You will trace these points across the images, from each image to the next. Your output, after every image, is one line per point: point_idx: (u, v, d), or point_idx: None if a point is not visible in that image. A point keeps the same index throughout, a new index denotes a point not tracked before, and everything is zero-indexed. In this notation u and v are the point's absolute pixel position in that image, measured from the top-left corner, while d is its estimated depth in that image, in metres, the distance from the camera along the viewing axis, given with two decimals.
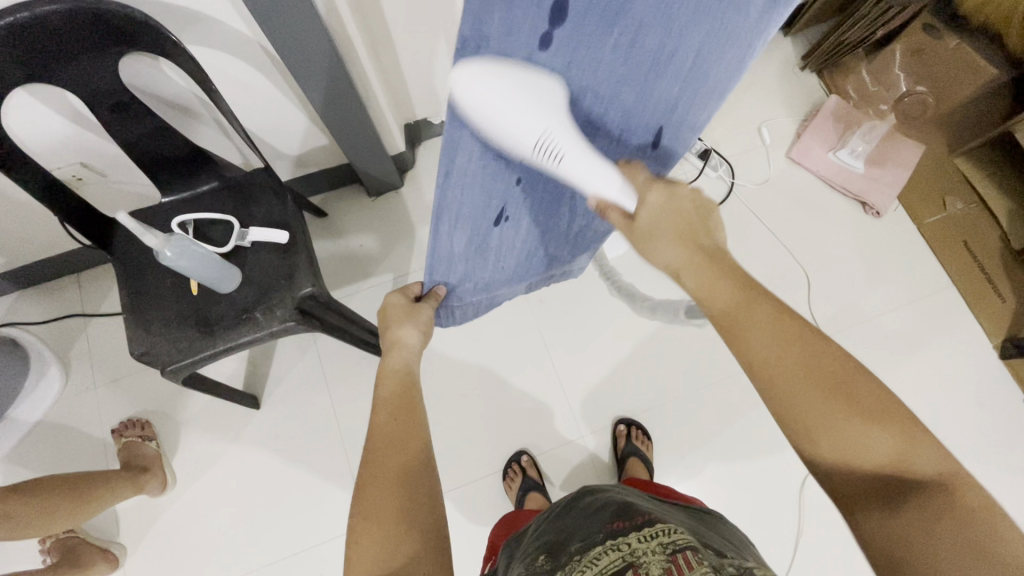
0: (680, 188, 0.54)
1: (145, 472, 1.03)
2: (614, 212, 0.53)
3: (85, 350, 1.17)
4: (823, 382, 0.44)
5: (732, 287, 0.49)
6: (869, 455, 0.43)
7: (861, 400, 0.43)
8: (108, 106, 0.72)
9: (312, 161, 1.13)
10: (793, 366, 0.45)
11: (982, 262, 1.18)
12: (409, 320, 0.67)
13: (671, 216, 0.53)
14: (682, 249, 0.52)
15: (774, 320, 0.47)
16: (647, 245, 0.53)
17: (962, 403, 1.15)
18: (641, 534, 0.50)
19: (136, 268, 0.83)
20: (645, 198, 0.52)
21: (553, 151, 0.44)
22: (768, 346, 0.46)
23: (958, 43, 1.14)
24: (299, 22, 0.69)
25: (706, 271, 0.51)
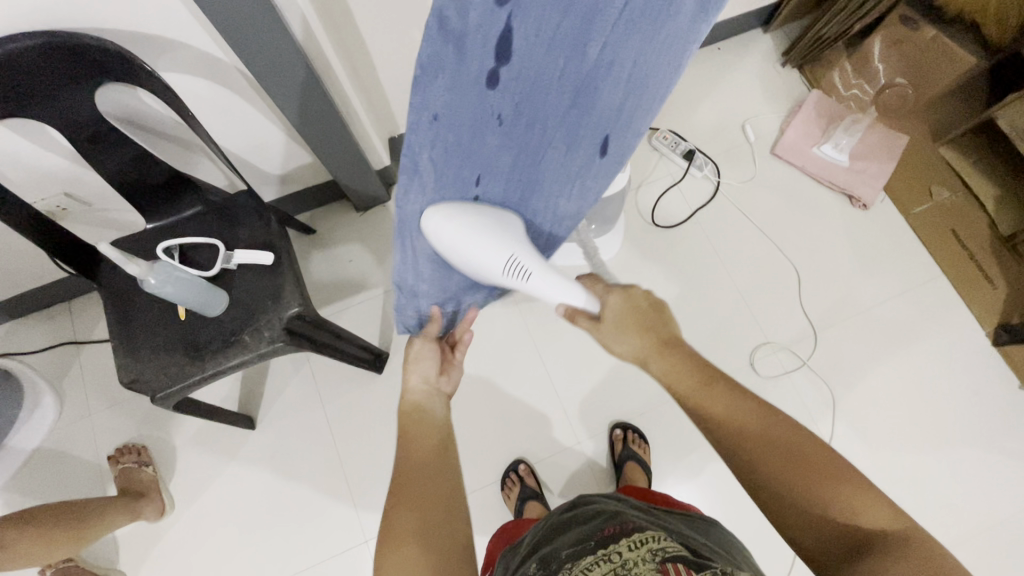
0: (638, 291, 0.60)
1: (144, 497, 1.03)
2: (582, 319, 0.59)
3: (79, 378, 1.17)
4: (776, 453, 0.48)
5: (692, 369, 0.54)
6: (829, 512, 0.45)
7: (814, 465, 0.47)
8: (86, 136, 0.72)
9: (296, 179, 1.13)
10: (743, 436, 0.50)
11: (971, 250, 1.19)
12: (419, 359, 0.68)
13: (632, 314, 0.58)
14: (641, 340, 0.58)
15: (729, 395, 0.52)
16: (616, 334, 0.58)
17: (958, 391, 1.15)
18: (631, 541, 0.51)
19: (122, 296, 0.83)
20: (606, 301, 0.59)
21: (521, 269, 0.57)
22: (720, 411, 0.51)
23: (935, 34, 1.14)
24: (273, 46, 0.69)
25: (665, 356, 0.56)
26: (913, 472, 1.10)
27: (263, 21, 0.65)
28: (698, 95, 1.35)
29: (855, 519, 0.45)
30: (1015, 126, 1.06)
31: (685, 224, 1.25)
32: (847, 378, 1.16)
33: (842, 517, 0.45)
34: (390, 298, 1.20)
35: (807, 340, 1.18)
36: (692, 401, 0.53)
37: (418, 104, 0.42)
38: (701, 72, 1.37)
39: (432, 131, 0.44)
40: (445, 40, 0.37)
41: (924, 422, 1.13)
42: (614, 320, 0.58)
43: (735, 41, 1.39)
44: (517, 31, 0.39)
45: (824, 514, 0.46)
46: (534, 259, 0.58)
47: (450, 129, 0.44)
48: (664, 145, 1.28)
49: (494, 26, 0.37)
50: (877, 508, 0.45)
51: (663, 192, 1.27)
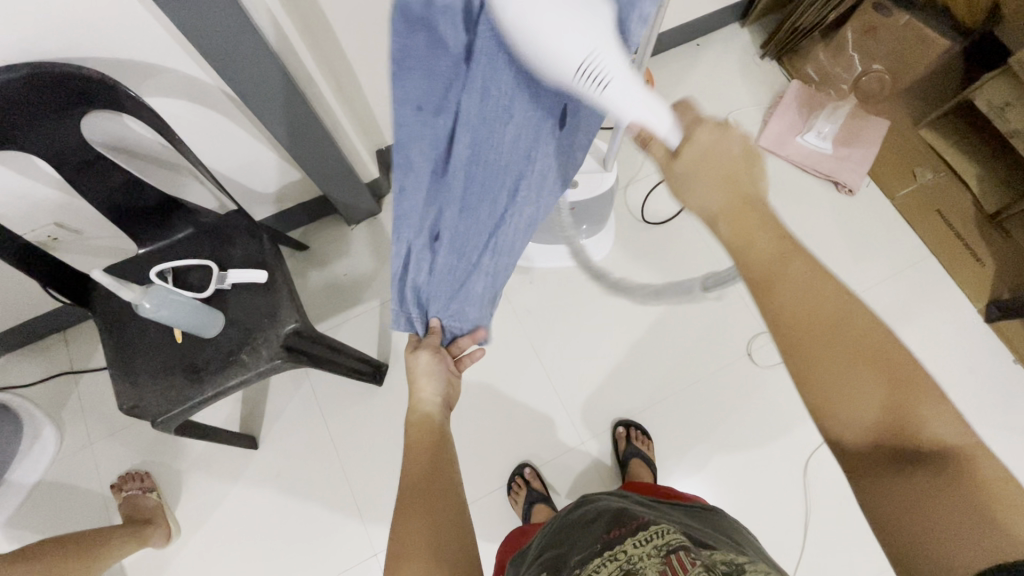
0: (731, 134, 0.44)
1: (150, 523, 1.03)
2: (656, 145, 0.44)
3: (78, 407, 1.16)
4: (843, 339, 0.40)
5: (773, 234, 0.43)
6: (885, 431, 0.40)
7: (885, 366, 0.40)
8: (73, 164, 0.72)
9: (285, 197, 1.13)
10: (817, 307, 0.41)
11: (957, 227, 1.21)
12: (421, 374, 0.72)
13: (711, 163, 0.44)
14: (722, 193, 0.44)
15: (806, 268, 0.43)
16: (688, 182, 0.45)
17: (954, 369, 1.16)
18: (638, 537, 0.51)
19: (118, 323, 0.83)
20: (693, 134, 0.43)
21: (549, 180, 0.49)
22: (797, 296, 0.42)
23: (909, 20, 1.13)
24: (256, 65, 0.70)
25: (743, 218, 0.44)
26: None
27: (243, 40, 0.65)
28: (680, 92, 1.36)
29: (918, 431, 0.40)
30: (992, 105, 1.08)
31: (675, 219, 1.26)
32: None
33: (903, 426, 0.40)
34: (386, 309, 1.21)
35: None
36: (766, 284, 0.43)
37: (403, 95, 0.40)
38: (682, 69, 1.38)
39: (420, 122, 0.42)
40: (413, 29, 0.36)
41: None
42: (690, 159, 0.44)
43: (713, 37, 1.41)
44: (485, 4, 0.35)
45: (876, 422, 0.40)
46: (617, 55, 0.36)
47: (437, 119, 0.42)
48: None
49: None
50: (944, 420, 0.40)
51: (651, 189, 1.28)
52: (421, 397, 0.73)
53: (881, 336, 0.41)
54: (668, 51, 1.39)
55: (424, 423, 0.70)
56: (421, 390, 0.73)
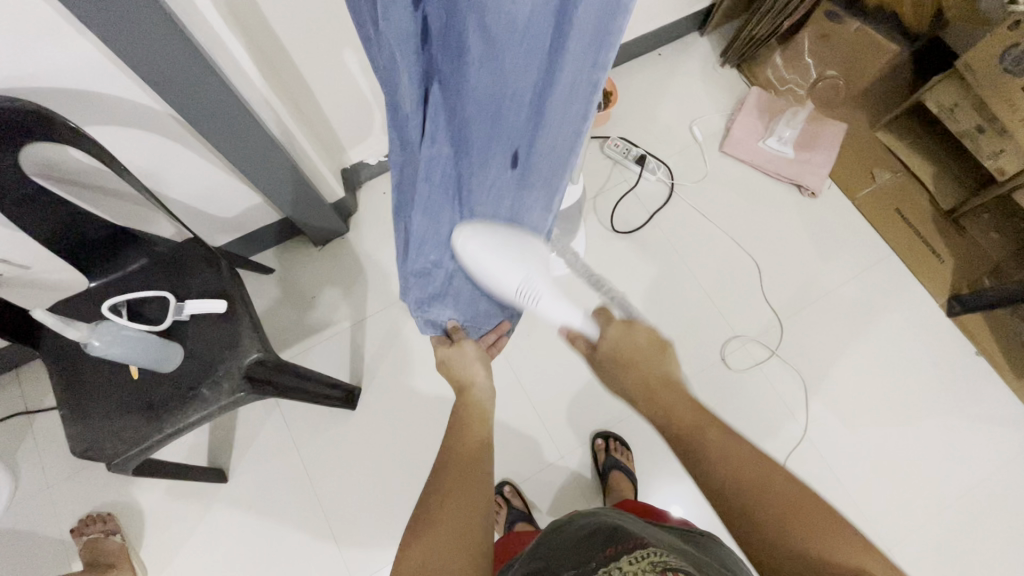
0: (640, 328, 0.66)
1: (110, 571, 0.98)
2: (581, 341, 0.69)
3: (34, 449, 1.11)
4: (764, 484, 0.48)
5: (678, 399, 0.58)
6: (834, 561, 0.42)
7: (807, 514, 0.45)
8: (12, 200, 0.68)
9: (246, 221, 1.10)
10: (737, 463, 0.50)
11: (916, 225, 1.24)
12: (467, 362, 0.74)
13: (628, 350, 0.64)
14: (639, 379, 0.61)
15: (722, 431, 0.53)
16: (611, 367, 0.65)
17: (920, 364, 1.18)
18: (632, 556, 0.46)
19: (69, 361, 0.79)
20: (607, 330, 0.66)
21: (531, 296, 0.63)
22: (721, 450, 0.51)
23: (860, 26, 1.18)
24: (204, 90, 0.68)
25: (656, 395, 0.59)
26: (889, 449, 1.13)
27: (189, 67, 0.63)
28: (645, 100, 1.38)
29: (865, 569, 0.42)
30: (941, 107, 1.12)
31: (645, 227, 1.26)
32: (816, 363, 1.18)
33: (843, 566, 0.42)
34: (357, 330, 1.18)
35: (773, 330, 1.20)
36: (689, 441, 0.53)
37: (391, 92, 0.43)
38: (644, 78, 1.40)
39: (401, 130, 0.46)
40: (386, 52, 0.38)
41: (892, 398, 1.16)
42: (609, 346, 0.66)
43: (673, 46, 1.43)
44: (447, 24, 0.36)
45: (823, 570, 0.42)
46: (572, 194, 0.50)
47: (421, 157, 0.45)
48: (616, 152, 1.29)
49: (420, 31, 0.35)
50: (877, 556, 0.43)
51: (620, 199, 1.28)
52: (476, 382, 0.72)
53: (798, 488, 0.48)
54: (630, 62, 1.40)
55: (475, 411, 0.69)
56: (473, 377, 0.73)
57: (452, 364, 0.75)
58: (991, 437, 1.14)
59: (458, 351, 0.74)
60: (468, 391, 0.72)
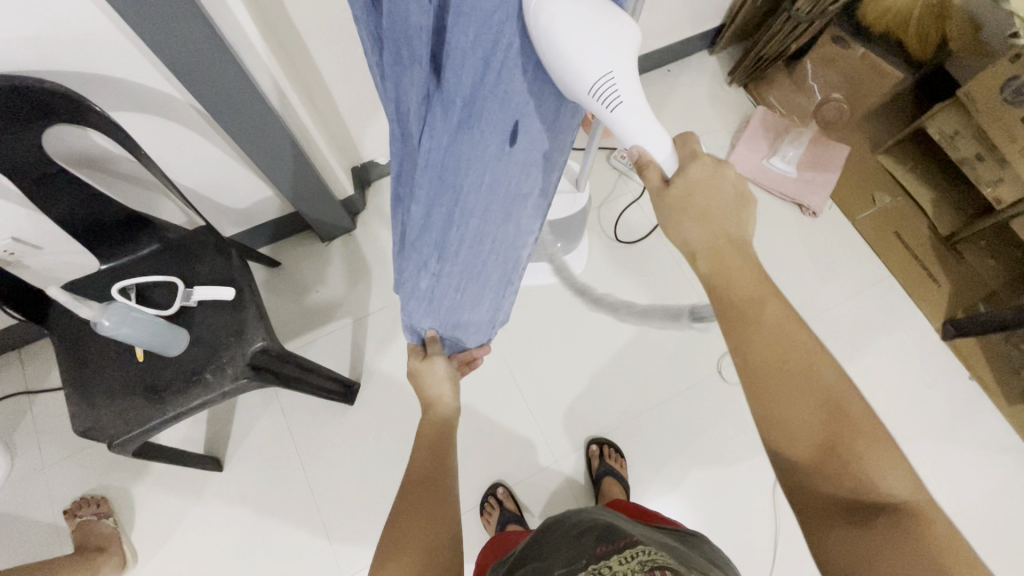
0: (725, 174, 0.53)
1: (100, 553, 0.98)
2: (653, 170, 0.49)
3: (33, 429, 1.11)
4: (810, 380, 0.48)
5: (748, 274, 0.52)
6: (837, 465, 0.45)
7: (834, 410, 0.46)
8: (32, 179, 0.70)
9: (255, 213, 1.12)
10: (787, 350, 0.49)
11: (915, 248, 1.26)
12: (435, 380, 0.73)
13: (691, 204, 0.52)
14: (708, 237, 0.53)
15: (784, 321, 0.50)
16: (673, 225, 0.54)
17: (914, 386, 1.20)
18: (622, 555, 0.47)
19: (76, 341, 0.80)
20: (688, 168, 0.51)
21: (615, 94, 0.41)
22: (775, 330, 0.50)
23: (864, 52, 1.20)
24: (225, 79, 0.69)
25: (722, 260, 0.53)
26: None
27: (211, 56, 0.65)
28: (653, 115, 1.40)
29: (874, 482, 0.44)
30: (944, 133, 1.15)
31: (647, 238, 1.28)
32: None
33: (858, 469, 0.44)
34: (359, 327, 1.19)
35: None
36: (745, 311, 0.51)
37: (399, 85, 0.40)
38: (653, 94, 1.42)
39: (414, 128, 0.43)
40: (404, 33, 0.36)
41: (885, 418, 1.18)
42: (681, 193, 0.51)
43: (682, 64, 1.45)
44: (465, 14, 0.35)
45: (829, 470, 0.45)
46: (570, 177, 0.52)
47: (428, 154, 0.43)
48: (622, 164, 1.32)
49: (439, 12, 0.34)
50: (893, 467, 0.44)
51: (624, 210, 1.30)
52: (443, 401, 0.73)
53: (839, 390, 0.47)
54: (639, 77, 1.43)
55: (439, 430, 0.71)
56: (438, 395, 0.73)
57: (418, 378, 0.74)
58: (982, 461, 1.15)
59: (426, 368, 0.73)
60: (434, 410, 0.73)
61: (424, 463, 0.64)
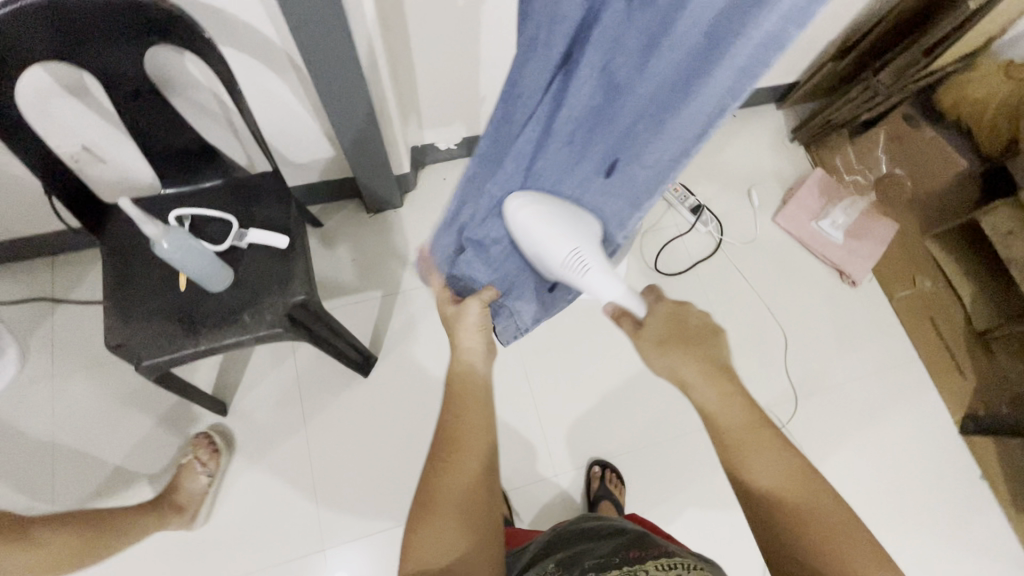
0: (692, 311, 0.60)
1: (167, 514, 0.98)
2: (627, 323, 0.64)
3: (49, 337, 1.11)
4: (812, 505, 0.49)
5: (744, 409, 0.54)
6: None
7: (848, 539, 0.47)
8: (125, 92, 0.72)
9: (312, 170, 1.12)
10: (788, 491, 0.50)
11: (946, 337, 1.25)
12: (462, 327, 0.65)
13: (674, 325, 0.59)
14: (696, 358, 0.56)
15: (772, 448, 0.51)
16: (667, 345, 0.58)
17: (924, 473, 1.18)
18: (659, 562, 0.46)
19: (124, 256, 0.81)
20: (655, 308, 0.62)
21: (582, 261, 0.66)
22: (767, 473, 0.50)
23: (933, 136, 1.22)
24: (330, 31, 0.71)
25: (717, 385, 0.54)
26: None
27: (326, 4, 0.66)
28: (712, 156, 1.41)
29: None
30: (996, 232, 1.14)
31: (685, 274, 1.28)
32: (821, 447, 1.19)
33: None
34: (387, 302, 1.20)
35: (788, 404, 1.21)
36: (734, 455, 0.52)
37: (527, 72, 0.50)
38: (715, 135, 1.43)
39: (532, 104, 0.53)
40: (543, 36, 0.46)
41: (888, 499, 1.16)
42: (655, 329, 0.60)
43: (750, 112, 1.47)
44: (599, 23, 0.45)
45: None
46: (594, 257, 0.66)
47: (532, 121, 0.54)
48: (673, 196, 1.32)
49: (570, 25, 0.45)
50: None
51: (667, 241, 1.30)
52: (467, 348, 0.63)
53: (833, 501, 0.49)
54: None
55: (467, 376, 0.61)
56: (461, 339, 0.64)
57: (450, 323, 0.67)
58: (979, 562, 1.13)
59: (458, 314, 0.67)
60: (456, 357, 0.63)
61: (466, 416, 0.57)
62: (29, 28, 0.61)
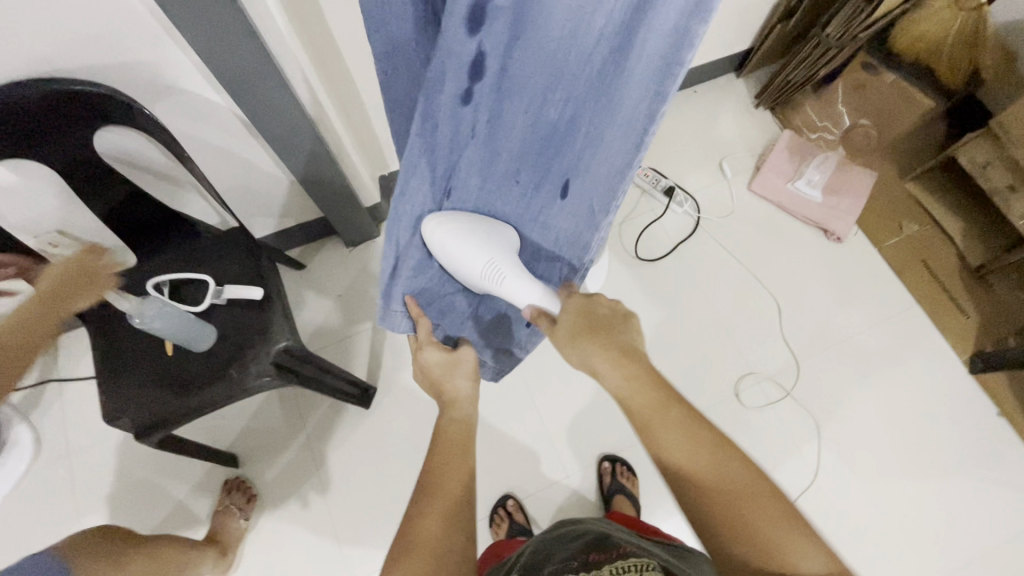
0: (601, 300, 0.60)
1: (223, 556, 1.00)
2: (544, 320, 0.62)
3: (57, 418, 1.12)
4: (727, 474, 0.47)
5: (656, 389, 0.53)
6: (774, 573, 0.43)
7: (750, 499, 0.46)
8: (82, 176, 0.74)
9: (284, 216, 1.15)
10: (700, 461, 0.48)
11: (943, 279, 1.24)
12: (456, 371, 0.66)
13: (582, 320, 0.58)
14: (603, 350, 0.55)
15: (684, 421, 0.51)
16: (570, 340, 0.58)
17: (938, 418, 1.17)
18: (616, 566, 0.48)
19: (110, 330, 0.83)
20: (566, 304, 0.61)
21: (498, 271, 0.63)
22: (679, 444, 0.49)
23: (895, 79, 1.23)
24: (267, 86, 0.73)
25: (624, 369, 0.54)
26: (900, 502, 1.11)
27: (257, 62, 0.68)
28: (678, 135, 1.41)
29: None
30: (974, 163, 1.12)
31: (668, 257, 1.28)
32: (829, 407, 1.17)
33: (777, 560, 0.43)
34: (378, 331, 1.21)
35: (790, 371, 1.20)
36: (644, 427, 0.52)
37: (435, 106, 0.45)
38: (678, 114, 1.43)
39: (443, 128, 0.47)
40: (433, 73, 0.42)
41: (905, 449, 1.15)
42: (568, 325, 0.59)
43: (710, 85, 1.46)
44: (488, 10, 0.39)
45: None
46: (509, 267, 0.64)
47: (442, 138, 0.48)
48: (645, 182, 1.32)
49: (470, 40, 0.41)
50: (809, 547, 0.44)
51: (645, 227, 1.30)
52: (457, 396, 0.64)
53: (753, 474, 0.48)
54: None
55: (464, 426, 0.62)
56: (458, 389, 0.65)
57: (434, 372, 0.66)
58: (1008, 500, 1.11)
59: (452, 364, 0.66)
60: (453, 409, 0.63)
61: (447, 466, 0.57)
62: None
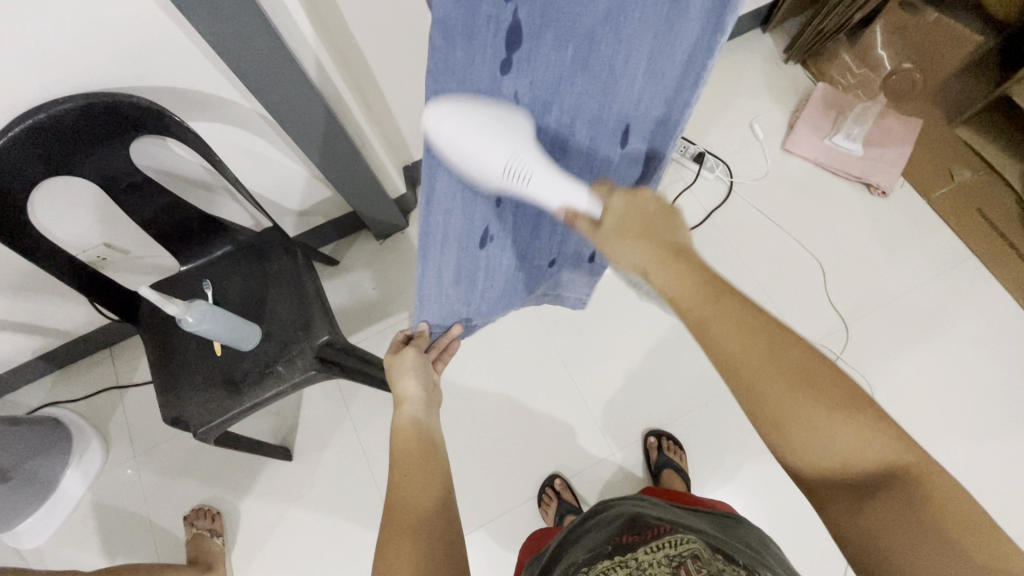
0: (643, 195, 0.52)
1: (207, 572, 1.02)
2: (581, 219, 0.51)
3: (123, 422, 1.17)
4: (792, 375, 0.43)
5: (697, 284, 0.46)
6: (847, 461, 0.42)
7: (825, 391, 0.42)
8: (123, 187, 0.77)
9: (315, 213, 1.16)
10: (752, 360, 0.43)
11: (999, 227, 1.17)
12: (404, 371, 0.68)
13: (626, 222, 0.50)
14: (644, 247, 0.49)
15: (739, 311, 0.45)
16: (615, 242, 0.50)
17: (1000, 371, 1.11)
18: (649, 544, 0.49)
19: (163, 334, 0.87)
20: (608, 203, 0.51)
21: (521, 173, 0.46)
22: (731, 338, 0.44)
23: (939, 16, 1.17)
24: (295, 90, 0.73)
25: (668, 267, 0.47)
26: (966, 464, 1.06)
27: (284, 68, 0.68)
28: (706, 97, 1.36)
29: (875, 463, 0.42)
30: None
31: (703, 225, 1.24)
32: (882, 368, 1.13)
33: (858, 456, 0.42)
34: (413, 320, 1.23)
35: (838, 334, 1.15)
36: (700, 331, 0.46)
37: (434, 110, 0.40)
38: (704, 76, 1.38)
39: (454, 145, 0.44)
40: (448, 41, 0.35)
41: (967, 407, 1.10)
42: (614, 220, 0.50)
43: (735, 43, 1.40)
44: (523, 15, 0.37)
45: (844, 466, 0.43)
46: (531, 155, 0.46)
47: (468, 134, 0.44)
48: (673, 150, 1.28)
49: (503, 17, 0.36)
50: (889, 443, 0.41)
51: (677, 196, 1.27)
52: (405, 395, 0.66)
53: (822, 362, 0.43)
54: None
55: (413, 429, 0.62)
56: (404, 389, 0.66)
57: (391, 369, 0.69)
58: None
59: (398, 359, 0.69)
60: (400, 410, 0.65)
61: (409, 476, 0.56)
62: (21, 153, 0.64)
